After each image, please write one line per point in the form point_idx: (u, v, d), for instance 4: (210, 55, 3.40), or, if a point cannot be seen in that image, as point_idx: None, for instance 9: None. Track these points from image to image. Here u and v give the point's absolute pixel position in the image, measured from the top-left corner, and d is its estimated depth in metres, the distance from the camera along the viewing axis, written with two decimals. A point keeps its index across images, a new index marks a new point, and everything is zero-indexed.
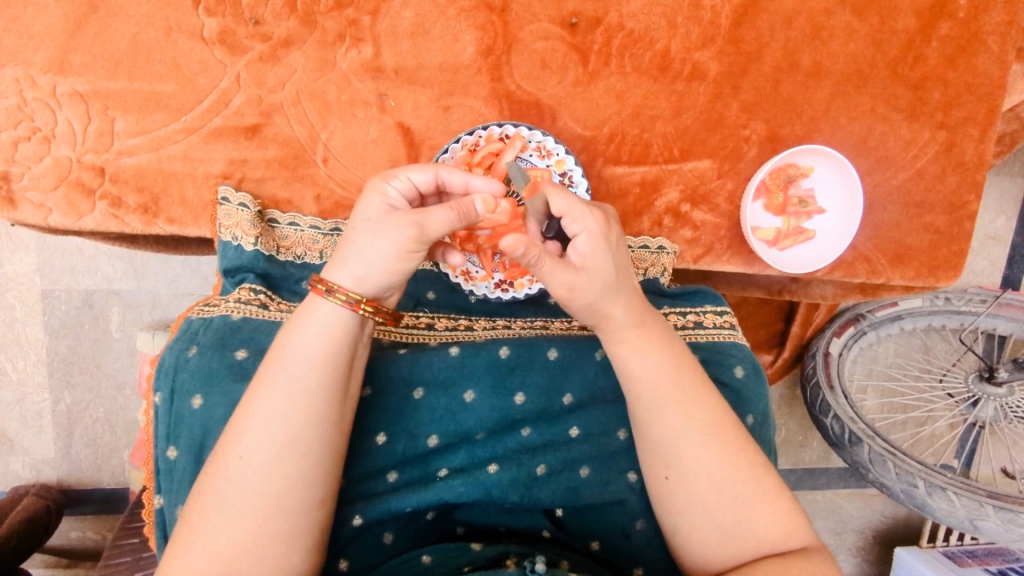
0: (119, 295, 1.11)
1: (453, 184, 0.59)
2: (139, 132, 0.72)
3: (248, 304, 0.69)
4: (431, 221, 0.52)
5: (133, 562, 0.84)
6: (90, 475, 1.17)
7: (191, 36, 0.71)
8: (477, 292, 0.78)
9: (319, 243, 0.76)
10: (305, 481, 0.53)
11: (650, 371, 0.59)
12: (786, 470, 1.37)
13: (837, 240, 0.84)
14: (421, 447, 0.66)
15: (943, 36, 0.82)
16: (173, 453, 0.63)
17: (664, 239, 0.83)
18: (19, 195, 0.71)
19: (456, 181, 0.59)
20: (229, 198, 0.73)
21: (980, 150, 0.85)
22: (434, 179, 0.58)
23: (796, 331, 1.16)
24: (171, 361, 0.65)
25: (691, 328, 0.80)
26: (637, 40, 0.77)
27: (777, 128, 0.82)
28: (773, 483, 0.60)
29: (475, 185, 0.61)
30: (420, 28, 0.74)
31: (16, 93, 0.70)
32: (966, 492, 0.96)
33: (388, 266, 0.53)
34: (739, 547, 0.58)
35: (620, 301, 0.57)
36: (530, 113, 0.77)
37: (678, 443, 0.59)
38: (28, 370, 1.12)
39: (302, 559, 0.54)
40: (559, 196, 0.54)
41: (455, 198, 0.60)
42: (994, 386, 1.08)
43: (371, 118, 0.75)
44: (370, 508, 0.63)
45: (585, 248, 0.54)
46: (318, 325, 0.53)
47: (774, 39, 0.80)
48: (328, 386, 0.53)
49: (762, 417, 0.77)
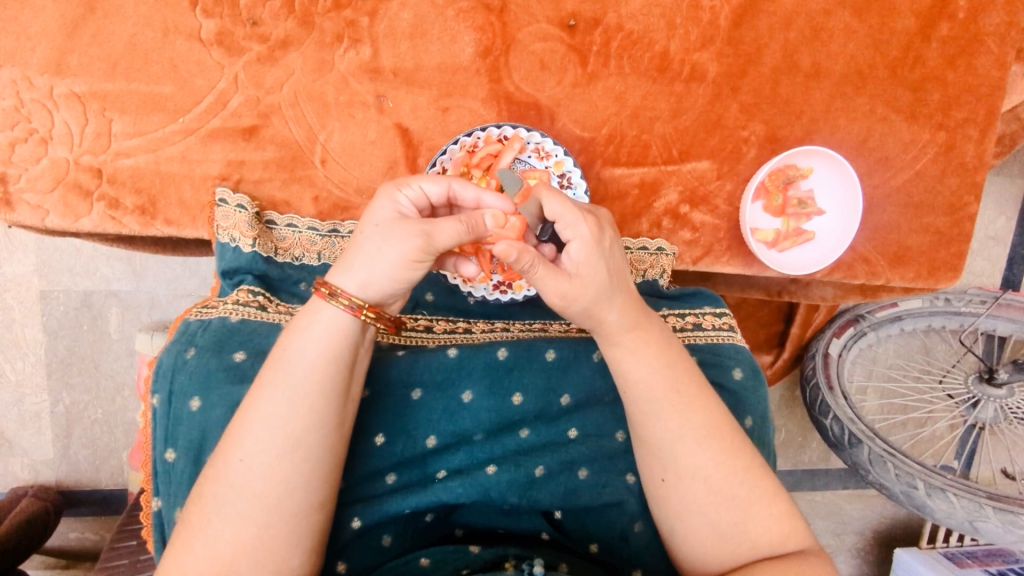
0: (118, 296, 1.11)
1: (465, 199, 0.58)
2: (136, 133, 0.72)
3: (246, 306, 0.69)
4: (439, 232, 0.51)
5: (131, 564, 0.84)
6: (89, 476, 1.17)
7: (188, 36, 0.70)
8: (476, 294, 0.78)
9: (317, 245, 0.76)
10: (305, 484, 0.53)
11: (646, 374, 0.58)
12: (786, 471, 1.37)
13: (836, 241, 0.84)
14: (420, 448, 0.66)
15: (943, 36, 0.82)
16: (172, 456, 0.63)
17: (663, 240, 0.82)
18: (16, 196, 0.71)
19: (468, 196, 0.58)
20: (227, 199, 0.72)
21: (980, 151, 0.85)
22: (446, 191, 0.57)
23: (796, 332, 1.16)
24: (170, 363, 0.65)
25: (690, 330, 0.79)
26: (636, 41, 0.77)
27: (777, 129, 0.81)
28: (771, 484, 0.60)
29: (487, 201, 0.59)
30: (419, 29, 0.74)
31: (13, 94, 0.69)
32: (967, 493, 0.95)
33: (393, 274, 0.53)
34: (736, 548, 0.58)
35: (616, 306, 0.56)
36: (529, 113, 0.77)
37: (675, 445, 0.59)
38: (27, 371, 1.11)
39: (301, 563, 0.54)
40: (554, 199, 0.54)
41: (466, 211, 0.59)
42: (994, 387, 1.08)
43: (370, 119, 0.75)
44: (369, 510, 0.63)
45: (579, 255, 0.53)
46: (319, 328, 0.53)
47: (774, 40, 0.79)
48: (329, 389, 0.53)
49: (762, 420, 0.76)
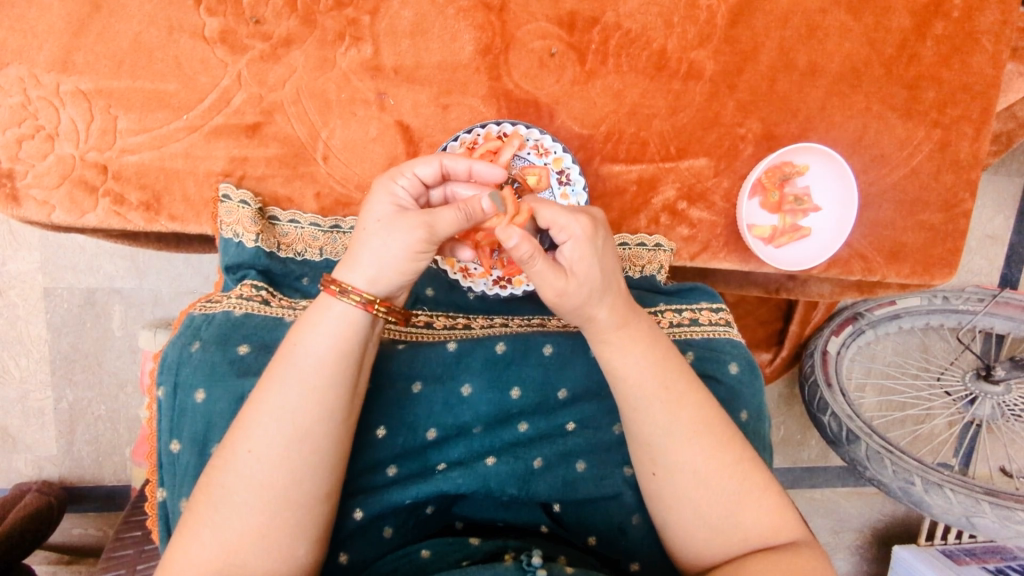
0: (121, 293, 1.12)
1: (456, 171, 0.60)
2: (141, 130, 0.73)
3: (250, 300, 0.70)
4: (440, 222, 0.53)
5: (136, 554, 0.84)
6: (92, 472, 1.18)
7: (192, 35, 0.72)
8: (476, 289, 0.79)
9: (319, 241, 0.77)
10: (311, 476, 0.54)
11: (635, 370, 0.59)
12: (785, 468, 1.38)
13: (832, 238, 0.85)
14: (421, 440, 0.67)
15: (938, 35, 0.83)
16: (177, 447, 0.65)
17: (661, 236, 0.83)
18: (22, 192, 0.72)
19: (460, 169, 0.60)
20: (230, 195, 0.73)
21: (974, 149, 0.86)
22: (439, 170, 0.59)
23: (795, 330, 1.17)
24: (174, 356, 0.66)
25: (687, 324, 0.80)
26: (634, 39, 0.78)
27: (773, 126, 0.82)
28: (761, 477, 0.61)
29: (477, 169, 0.61)
30: (420, 27, 0.75)
31: (20, 92, 0.70)
32: (963, 489, 0.96)
33: (401, 266, 0.54)
34: (727, 541, 0.59)
35: (605, 303, 0.57)
36: (528, 111, 0.78)
37: (665, 441, 0.59)
38: (31, 368, 1.12)
39: (307, 552, 0.55)
40: (545, 209, 0.54)
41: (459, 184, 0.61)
42: (992, 384, 1.08)
43: (371, 117, 0.76)
44: (370, 501, 0.64)
45: (573, 254, 0.54)
46: (330, 324, 0.54)
47: (770, 38, 0.80)
48: (338, 384, 0.54)
49: (757, 413, 0.77)
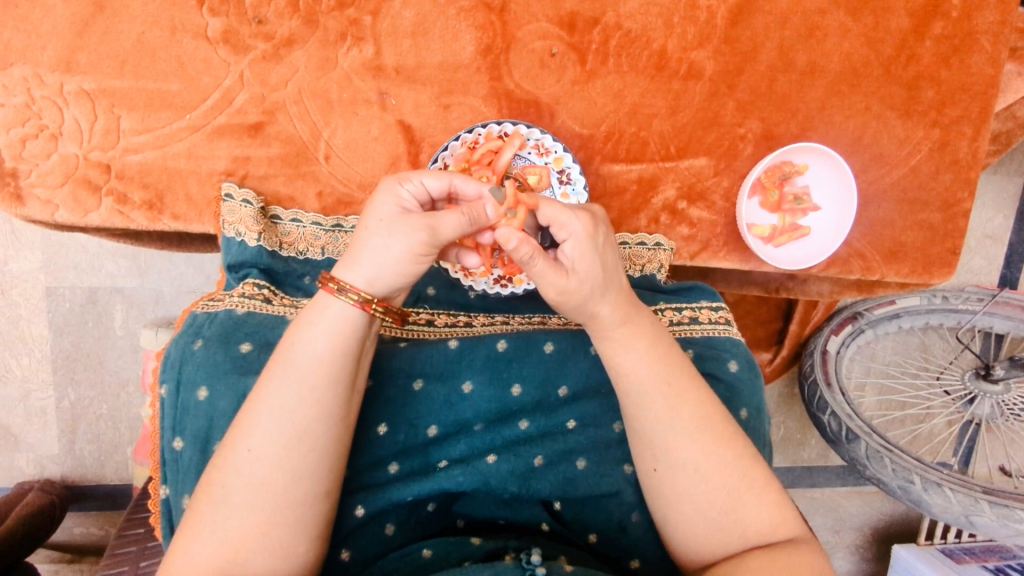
0: (122, 293, 1.13)
1: (466, 192, 0.60)
2: (144, 130, 0.73)
3: (251, 299, 0.70)
4: (443, 225, 0.53)
5: (139, 551, 0.84)
6: (95, 471, 1.19)
7: (195, 35, 0.72)
8: (477, 287, 0.79)
9: (321, 240, 0.78)
10: (311, 474, 0.54)
11: (638, 367, 0.59)
12: (784, 468, 1.38)
13: (831, 238, 0.85)
14: (421, 438, 0.67)
15: (936, 35, 0.84)
16: (179, 444, 0.65)
17: (661, 235, 0.84)
18: (26, 191, 0.73)
19: (469, 190, 0.60)
20: (232, 194, 0.74)
21: (973, 148, 0.86)
22: (448, 186, 0.58)
23: (795, 329, 1.17)
24: (177, 354, 0.66)
25: (687, 323, 0.81)
26: (635, 39, 0.78)
27: (773, 126, 0.83)
28: (761, 475, 0.61)
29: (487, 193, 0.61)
30: (421, 28, 0.75)
31: (24, 91, 0.71)
32: (963, 488, 0.96)
33: (401, 267, 0.54)
34: (727, 537, 0.59)
35: (608, 300, 0.57)
36: (528, 111, 0.78)
37: (667, 437, 0.60)
38: (32, 368, 1.13)
39: (307, 550, 0.55)
40: (546, 205, 0.55)
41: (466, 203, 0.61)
42: (991, 383, 1.09)
43: (372, 116, 0.76)
44: (372, 498, 0.65)
45: (573, 253, 0.54)
46: (328, 322, 0.54)
47: (769, 38, 0.81)
48: (337, 383, 0.55)
49: (756, 412, 0.78)
